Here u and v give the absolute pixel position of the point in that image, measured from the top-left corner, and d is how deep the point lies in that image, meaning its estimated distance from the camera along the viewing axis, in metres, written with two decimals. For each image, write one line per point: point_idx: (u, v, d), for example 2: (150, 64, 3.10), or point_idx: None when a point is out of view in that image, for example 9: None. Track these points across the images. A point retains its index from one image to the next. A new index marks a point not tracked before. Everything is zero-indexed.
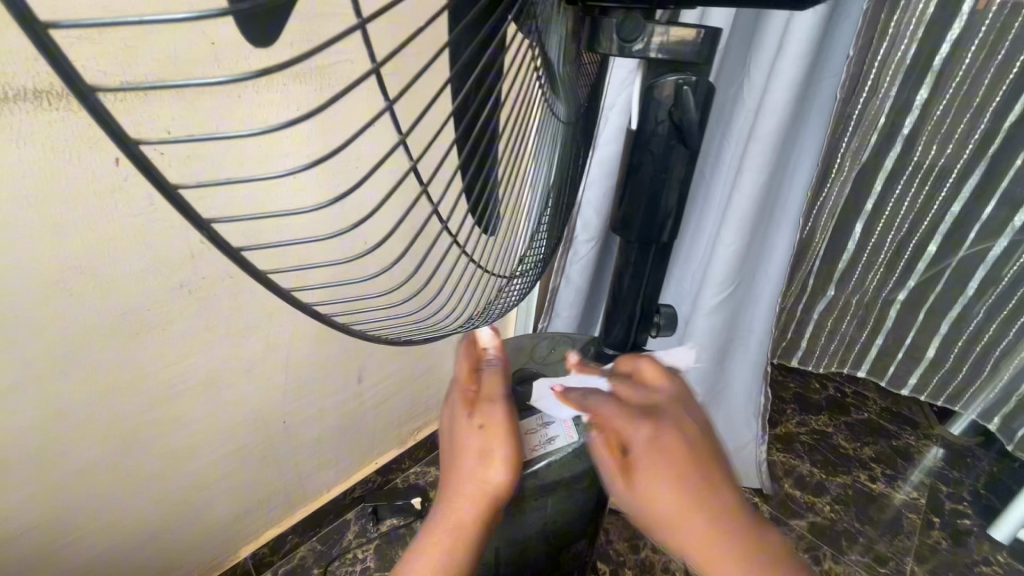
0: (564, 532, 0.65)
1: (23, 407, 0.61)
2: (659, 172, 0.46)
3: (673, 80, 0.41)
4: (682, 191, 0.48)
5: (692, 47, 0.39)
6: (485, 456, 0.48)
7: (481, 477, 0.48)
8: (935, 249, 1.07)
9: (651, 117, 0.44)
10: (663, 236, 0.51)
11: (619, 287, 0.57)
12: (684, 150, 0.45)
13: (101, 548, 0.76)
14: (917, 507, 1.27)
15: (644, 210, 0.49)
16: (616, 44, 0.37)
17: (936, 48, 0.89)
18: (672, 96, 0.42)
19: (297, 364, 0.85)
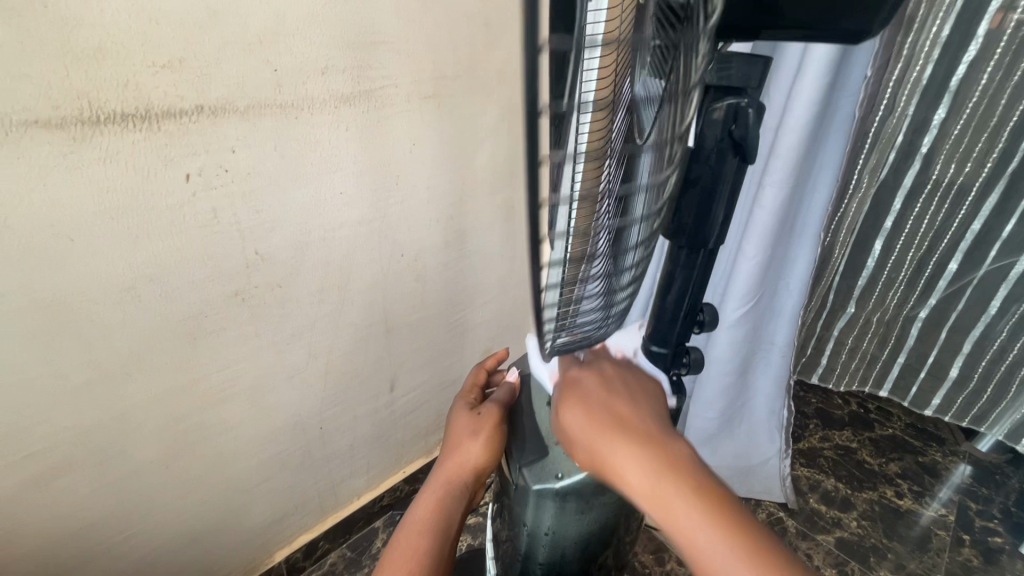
0: (611, 541, 0.65)
1: (92, 408, 0.65)
2: (714, 180, 0.49)
3: (728, 102, 0.45)
4: (731, 200, 0.51)
5: (741, 73, 0.45)
6: (469, 435, 0.63)
7: (460, 459, 0.62)
8: (956, 266, 1.08)
9: (706, 135, 0.47)
10: (710, 242, 0.53)
11: (665, 291, 0.58)
12: (736, 161, 0.48)
13: (150, 547, 0.79)
14: (946, 523, 1.25)
15: (695, 220, 0.51)
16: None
17: (952, 68, 0.92)
18: (728, 115, 0.46)
19: (336, 372, 0.88)
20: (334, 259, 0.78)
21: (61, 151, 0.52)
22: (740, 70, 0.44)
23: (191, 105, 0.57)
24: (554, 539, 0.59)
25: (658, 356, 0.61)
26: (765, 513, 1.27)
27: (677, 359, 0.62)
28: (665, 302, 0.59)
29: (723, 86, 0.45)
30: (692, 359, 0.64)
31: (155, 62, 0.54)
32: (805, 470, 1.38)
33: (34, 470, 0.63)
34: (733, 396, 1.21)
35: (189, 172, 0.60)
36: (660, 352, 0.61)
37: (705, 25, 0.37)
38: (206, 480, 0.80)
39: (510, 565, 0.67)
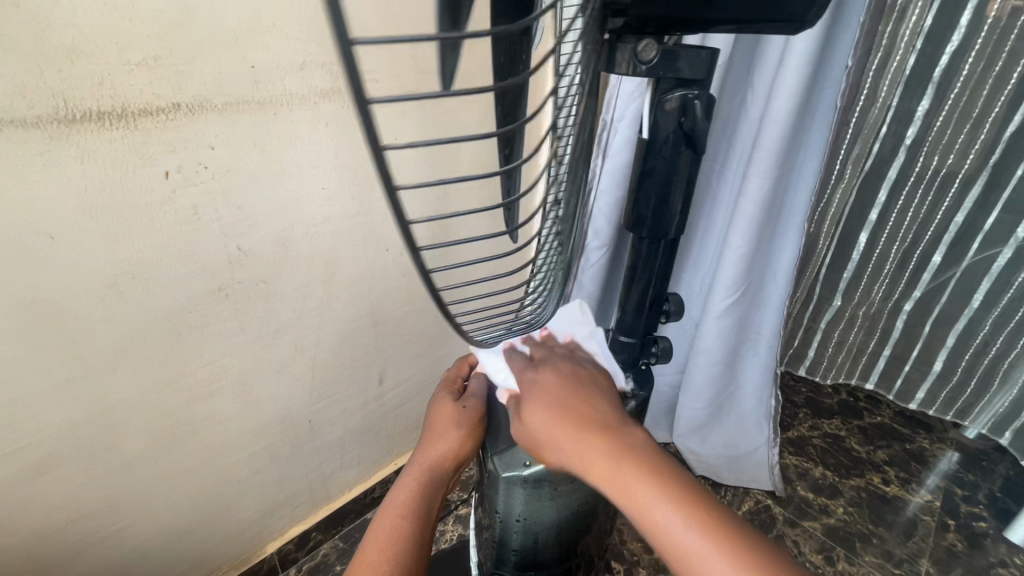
0: (586, 529, 0.66)
1: (78, 403, 0.66)
2: (668, 173, 0.50)
3: (679, 94, 0.45)
4: (689, 190, 0.52)
5: (697, 65, 0.44)
6: (452, 422, 0.63)
7: (443, 443, 0.61)
8: (940, 258, 1.09)
9: (659, 126, 0.47)
10: (670, 232, 0.54)
11: (631, 281, 0.60)
12: (689, 154, 0.49)
13: (140, 539, 0.80)
14: (931, 509, 1.27)
15: (653, 212, 0.52)
16: (632, 62, 0.40)
17: (934, 59, 0.93)
18: (679, 107, 0.45)
19: (322, 368, 0.89)
20: (318, 255, 0.78)
21: (38, 150, 0.53)
22: (692, 62, 0.43)
23: (168, 103, 0.58)
24: (527, 526, 0.61)
25: (626, 345, 0.63)
26: (752, 501, 1.29)
27: (644, 349, 0.63)
28: (631, 294, 0.60)
29: (676, 80, 0.44)
30: (661, 349, 0.66)
31: (129, 60, 0.54)
32: (792, 458, 1.40)
33: (23, 464, 0.64)
34: (720, 388, 1.22)
35: (168, 168, 0.61)
36: (628, 340, 0.63)
37: (655, 19, 0.37)
38: (194, 473, 0.81)
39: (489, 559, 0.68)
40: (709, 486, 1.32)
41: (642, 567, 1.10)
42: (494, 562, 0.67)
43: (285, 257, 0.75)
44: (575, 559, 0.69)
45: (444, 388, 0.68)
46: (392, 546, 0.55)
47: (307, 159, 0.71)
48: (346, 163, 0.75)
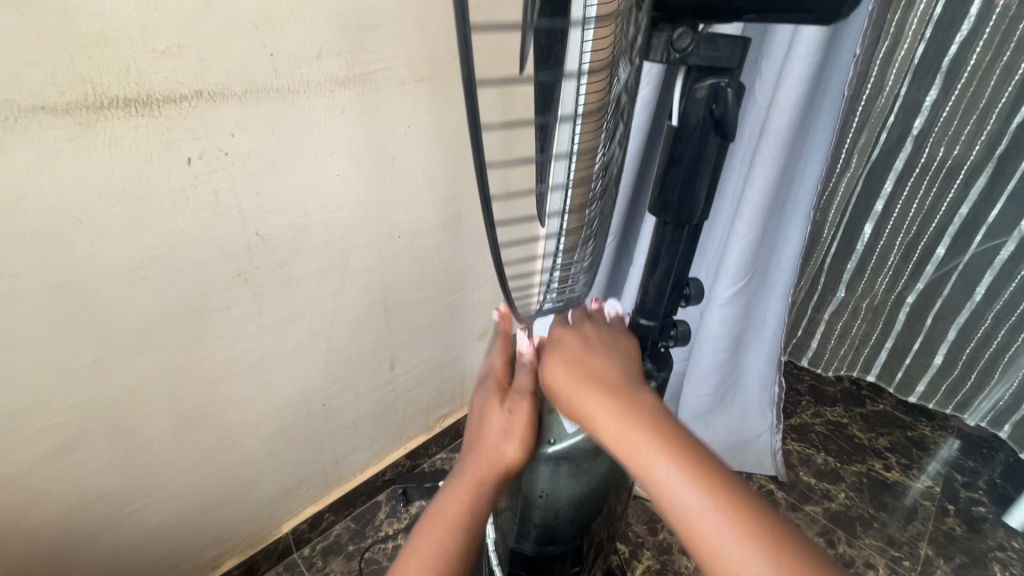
0: (600, 509, 0.68)
1: (104, 383, 0.68)
2: (694, 160, 0.51)
3: (710, 82, 0.47)
4: (714, 176, 0.53)
5: (725, 53, 0.45)
6: (504, 431, 0.59)
7: (496, 453, 0.58)
8: (944, 250, 1.10)
9: (687, 112, 0.49)
10: (695, 216, 0.55)
11: (654, 266, 0.60)
12: (717, 142, 0.50)
13: (162, 516, 0.83)
14: (932, 495, 1.29)
15: (680, 196, 0.53)
16: (667, 51, 0.43)
17: (942, 49, 0.93)
18: (711, 95, 0.47)
19: (336, 351, 0.91)
20: (333, 241, 0.80)
21: (67, 136, 0.54)
22: (726, 50, 0.45)
23: (189, 90, 0.59)
24: (548, 501, 0.63)
25: (648, 328, 0.63)
26: (757, 485, 1.31)
27: (664, 332, 0.63)
28: (654, 279, 0.61)
29: (708, 67, 0.46)
30: (680, 332, 0.66)
31: (154, 49, 0.55)
32: (796, 445, 1.42)
33: (52, 442, 0.67)
34: (723, 376, 1.24)
35: (190, 155, 0.62)
36: (648, 325, 0.63)
37: (693, 7, 0.40)
38: (215, 453, 0.84)
39: (507, 537, 0.71)
40: None
41: (647, 548, 1.12)
42: (512, 537, 0.69)
43: (301, 241, 0.77)
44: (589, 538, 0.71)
45: (493, 382, 0.63)
46: (435, 561, 0.53)
47: (325, 147, 0.72)
48: (361, 151, 0.76)
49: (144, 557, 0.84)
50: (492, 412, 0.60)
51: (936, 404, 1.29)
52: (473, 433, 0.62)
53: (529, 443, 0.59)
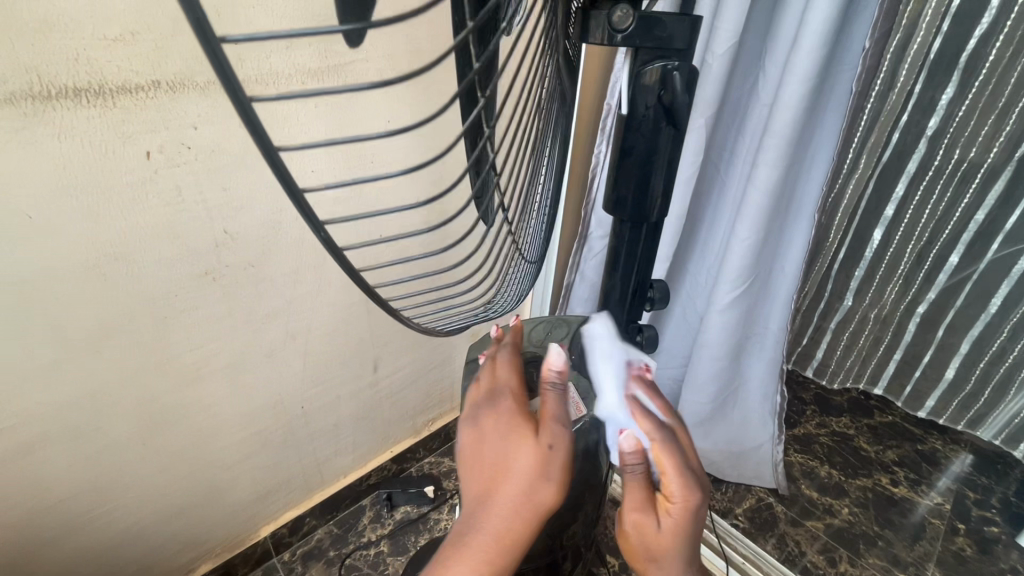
0: (568, 522, 0.64)
1: (63, 384, 0.65)
2: (649, 153, 0.47)
3: (659, 65, 0.42)
4: (670, 171, 0.49)
5: (674, 32, 0.41)
6: (537, 479, 0.46)
7: (529, 504, 0.46)
8: (957, 259, 1.04)
9: (637, 100, 0.44)
10: (653, 213, 0.51)
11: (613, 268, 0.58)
12: (671, 133, 0.46)
13: (131, 520, 0.81)
14: (941, 512, 1.23)
15: (635, 192, 0.49)
16: (608, 32, 0.37)
17: (961, 44, 0.87)
18: (664, 77, 0.42)
19: (315, 354, 0.88)
20: (308, 240, 0.77)
21: (11, 127, 0.51)
22: (674, 30, 0.40)
23: (146, 80, 0.56)
24: None
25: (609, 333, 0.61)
26: (754, 498, 1.27)
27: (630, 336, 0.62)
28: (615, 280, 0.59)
29: (655, 48, 0.41)
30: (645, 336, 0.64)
31: (105, 36, 0.52)
32: (798, 456, 1.36)
33: (8, 445, 0.64)
34: (723, 383, 1.18)
35: (149, 149, 0.59)
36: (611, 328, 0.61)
37: None
38: (186, 456, 0.82)
39: None
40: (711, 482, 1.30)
41: None
42: None
43: (274, 240, 0.74)
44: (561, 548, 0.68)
45: (509, 407, 0.49)
46: None
47: (299, 141, 0.69)
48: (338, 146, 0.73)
49: (113, 560, 0.82)
50: (529, 451, 0.46)
51: (947, 419, 1.23)
52: (483, 470, 0.47)
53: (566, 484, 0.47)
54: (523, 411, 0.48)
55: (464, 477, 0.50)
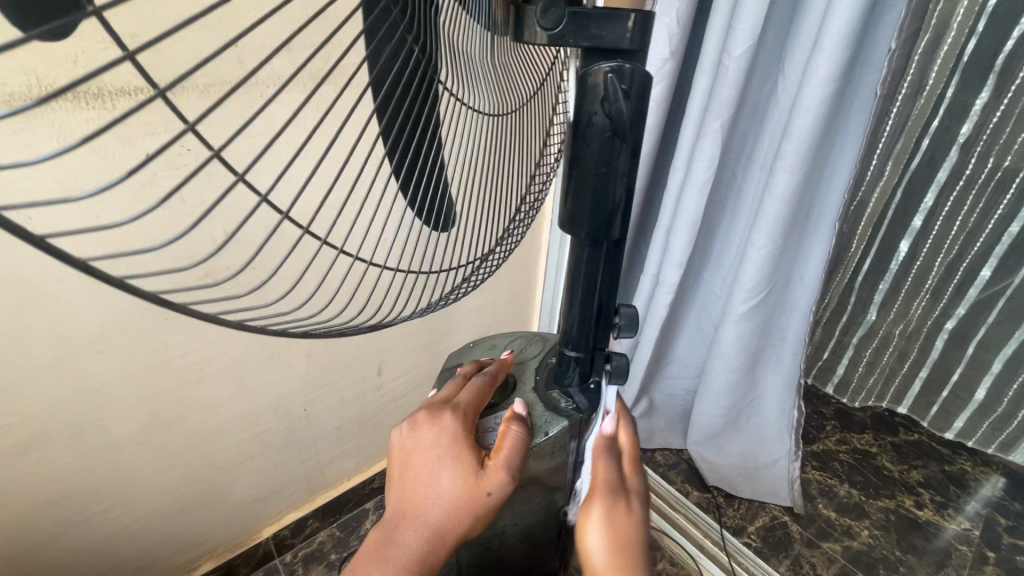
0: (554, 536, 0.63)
1: (63, 382, 0.66)
2: (603, 169, 0.39)
3: (602, 68, 0.35)
4: (630, 185, 0.41)
5: (616, 29, 0.33)
6: (457, 507, 0.47)
7: (442, 529, 0.47)
8: (989, 273, 0.98)
9: (584, 107, 0.37)
10: (613, 234, 0.43)
11: (573, 285, 0.50)
12: (627, 147, 0.39)
13: (130, 518, 0.81)
14: (969, 539, 1.17)
15: (590, 211, 0.42)
16: (536, 32, 0.32)
17: (998, 44, 0.82)
18: (612, 81, 0.35)
19: (318, 357, 0.88)
20: None
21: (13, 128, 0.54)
22: (618, 26, 0.33)
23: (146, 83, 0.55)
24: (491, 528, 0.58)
25: (574, 360, 0.53)
26: (768, 516, 1.22)
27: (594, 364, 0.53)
28: (578, 300, 0.50)
29: (595, 50, 0.34)
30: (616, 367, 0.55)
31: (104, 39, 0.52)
32: (816, 474, 1.31)
33: (8, 442, 0.65)
34: (736, 396, 1.14)
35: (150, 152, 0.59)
36: (574, 354, 0.52)
37: None
38: (186, 456, 0.82)
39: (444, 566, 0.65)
40: (722, 497, 1.26)
41: None
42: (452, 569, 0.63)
43: None
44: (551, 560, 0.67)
45: (452, 432, 0.49)
46: None
47: None
48: None
49: (113, 557, 0.83)
50: (462, 486, 0.47)
51: (977, 441, 1.16)
52: (414, 485, 0.49)
53: (489, 518, 0.48)
54: (470, 442, 0.48)
55: (393, 480, 0.51)
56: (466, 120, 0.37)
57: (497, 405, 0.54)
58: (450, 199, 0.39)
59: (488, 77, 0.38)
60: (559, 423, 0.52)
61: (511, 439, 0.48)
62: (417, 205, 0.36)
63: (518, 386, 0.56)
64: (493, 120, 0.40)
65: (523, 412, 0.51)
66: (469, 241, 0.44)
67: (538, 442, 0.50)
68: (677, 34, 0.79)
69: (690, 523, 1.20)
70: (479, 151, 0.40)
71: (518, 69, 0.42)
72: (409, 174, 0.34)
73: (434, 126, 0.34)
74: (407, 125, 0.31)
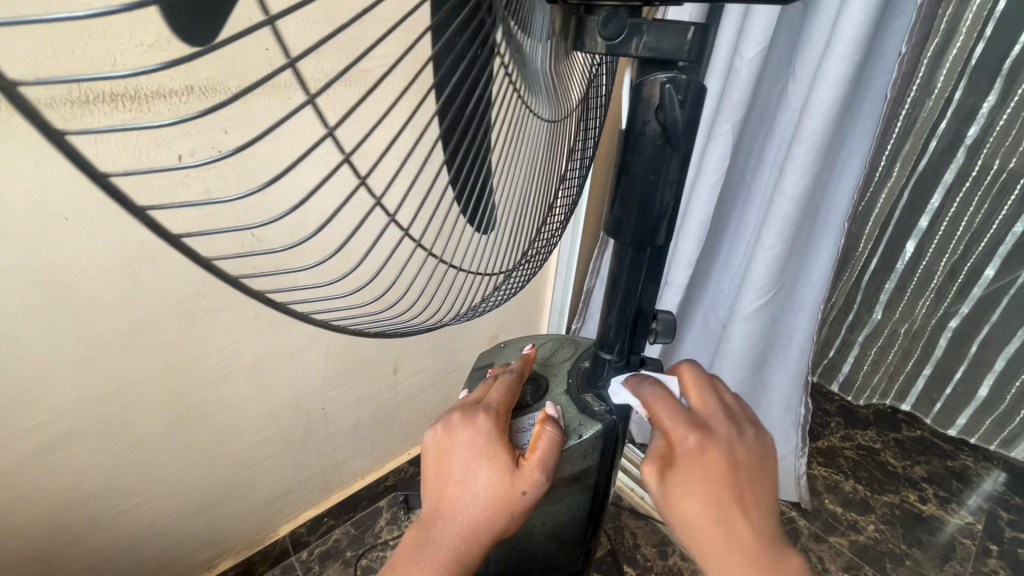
0: (584, 538, 0.63)
1: (92, 380, 0.67)
2: (651, 175, 0.40)
3: (659, 77, 0.36)
4: (678, 190, 0.42)
5: (676, 39, 0.34)
6: (495, 507, 0.46)
7: (481, 528, 0.47)
8: (992, 272, 1.01)
9: (637, 114, 0.38)
10: (658, 241, 0.44)
11: (613, 291, 0.49)
12: (678, 155, 0.39)
13: (152, 515, 0.82)
14: (973, 532, 1.19)
15: (636, 215, 0.42)
16: (598, 42, 0.33)
17: (1006, 48, 0.84)
18: (669, 91, 0.36)
19: (337, 355, 0.89)
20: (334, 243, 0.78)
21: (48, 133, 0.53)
22: (679, 37, 0.34)
23: (181, 86, 0.57)
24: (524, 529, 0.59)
25: (609, 363, 0.53)
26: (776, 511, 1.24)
27: (629, 368, 0.53)
28: (615, 306, 0.50)
29: (653, 59, 0.35)
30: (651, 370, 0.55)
31: (140, 42, 0.53)
32: (822, 469, 1.33)
33: (38, 440, 0.66)
34: (746, 393, 1.16)
35: (181, 152, 0.60)
36: (608, 358, 0.53)
37: None
38: (208, 453, 0.83)
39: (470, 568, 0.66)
40: None
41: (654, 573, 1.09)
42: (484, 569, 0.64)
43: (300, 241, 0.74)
44: (581, 564, 0.68)
45: (490, 431, 0.48)
46: None
47: None
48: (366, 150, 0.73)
49: (135, 555, 0.84)
50: (498, 486, 0.46)
51: (979, 438, 1.19)
52: (449, 484, 0.48)
53: (525, 517, 0.48)
54: (506, 442, 0.48)
55: (427, 477, 0.51)
56: (513, 134, 0.38)
57: (528, 405, 0.55)
58: (492, 207, 0.41)
59: (542, 86, 0.39)
60: (590, 427, 0.53)
61: (549, 442, 0.48)
62: (464, 207, 0.37)
63: (549, 387, 0.57)
64: (540, 127, 0.41)
65: (555, 414, 0.52)
66: (507, 244, 0.46)
67: (572, 444, 0.52)
68: None
69: None
70: (526, 158, 0.42)
71: (569, 80, 0.42)
72: (463, 178, 0.35)
73: (485, 138, 0.35)
74: (467, 137, 0.32)
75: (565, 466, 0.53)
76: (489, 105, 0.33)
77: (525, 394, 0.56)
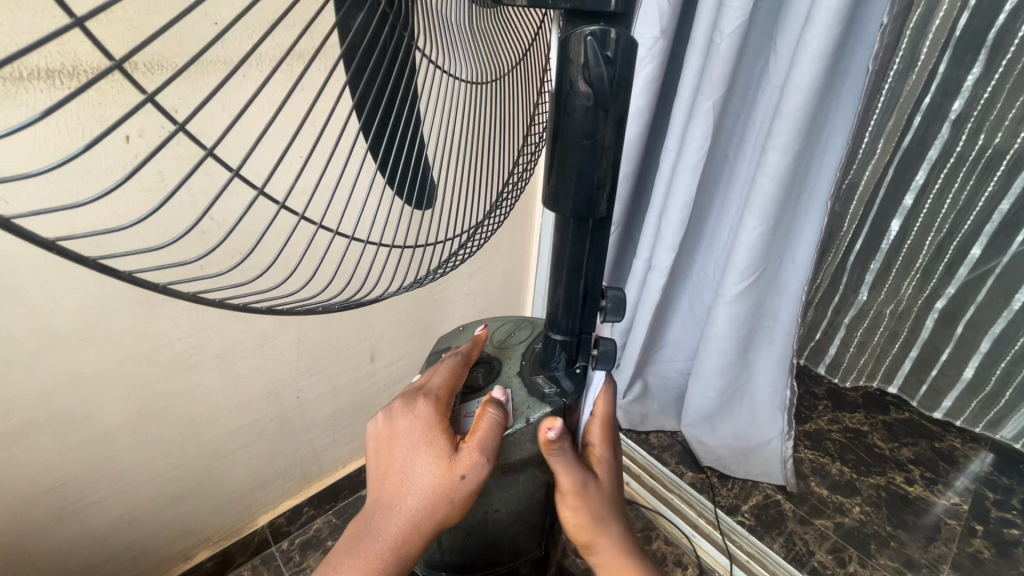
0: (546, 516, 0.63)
1: (47, 371, 0.65)
2: (587, 142, 0.38)
3: (585, 32, 0.33)
4: (616, 156, 0.40)
5: None
6: (433, 491, 0.45)
7: (421, 515, 0.46)
8: (979, 251, 0.99)
9: (566, 75, 0.36)
10: (600, 211, 0.43)
11: (558, 269, 0.48)
12: (613, 117, 0.37)
13: (121, 508, 0.81)
14: (958, 513, 1.19)
15: (575, 185, 0.41)
16: None
17: (989, 19, 0.81)
18: (593, 46, 0.33)
19: (307, 344, 0.87)
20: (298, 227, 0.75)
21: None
22: None
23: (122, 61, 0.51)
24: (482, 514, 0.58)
25: (560, 344, 0.51)
26: (761, 495, 1.23)
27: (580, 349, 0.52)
28: (563, 284, 0.49)
29: (574, 10, 0.33)
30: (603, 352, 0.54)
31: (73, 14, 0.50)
32: (808, 452, 1.32)
33: None
34: (730, 376, 1.15)
35: (128, 133, 0.54)
36: (559, 339, 0.51)
37: None
38: (176, 444, 0.81)
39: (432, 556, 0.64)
40: (716, 478, 1.27)
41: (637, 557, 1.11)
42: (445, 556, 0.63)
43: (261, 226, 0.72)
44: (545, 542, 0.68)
45: (428, 415, 0.48)
46: None
47: None
48: None
49: (106, 547, 0.83)
50: (435, 471, 0.45)
51: (965, 421, 1.18)
52: (389, 472, 0.48)
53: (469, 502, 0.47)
54: (446, 427, 0.48)
55: (371, 471, 0.50)
56: (443, 90, 0.36)
57: (478, 388, 0.53)
58: (430, 171, 0.39)
59: (470, 45, 0.37)
60: (539, 410, 0.51)
61: (490, 424, 0.47)
62: (394, 176, 0.35)
63: (502, 369, 0.55)
64: (475, 90, 0.39)
65: (502, 397, 0.50)
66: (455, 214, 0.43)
67: (515, 428, 0.50)
68: (668, 11, 0.78)
69: (685, 503, 1.20)
70: (465, 120, 0.39)
71: (504, 41, 0.40)
72: (388, 144, 0.33)
73: (411, 97, 0.33)
74: (385, 99, 0.30)
75: (516, 450, 0.52)
76: (410, 57, 0.30)
77: (477, 375, 0.54)
